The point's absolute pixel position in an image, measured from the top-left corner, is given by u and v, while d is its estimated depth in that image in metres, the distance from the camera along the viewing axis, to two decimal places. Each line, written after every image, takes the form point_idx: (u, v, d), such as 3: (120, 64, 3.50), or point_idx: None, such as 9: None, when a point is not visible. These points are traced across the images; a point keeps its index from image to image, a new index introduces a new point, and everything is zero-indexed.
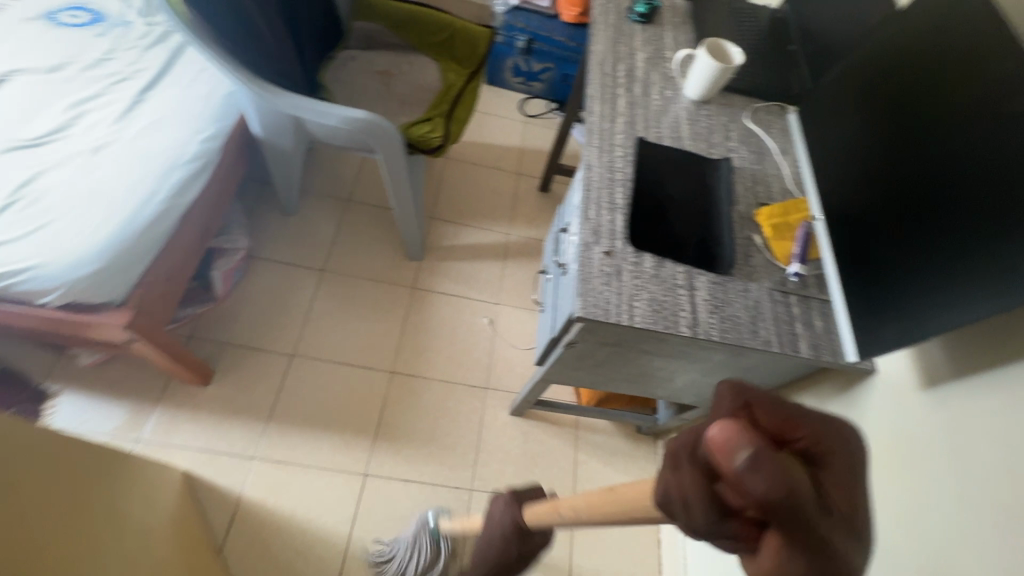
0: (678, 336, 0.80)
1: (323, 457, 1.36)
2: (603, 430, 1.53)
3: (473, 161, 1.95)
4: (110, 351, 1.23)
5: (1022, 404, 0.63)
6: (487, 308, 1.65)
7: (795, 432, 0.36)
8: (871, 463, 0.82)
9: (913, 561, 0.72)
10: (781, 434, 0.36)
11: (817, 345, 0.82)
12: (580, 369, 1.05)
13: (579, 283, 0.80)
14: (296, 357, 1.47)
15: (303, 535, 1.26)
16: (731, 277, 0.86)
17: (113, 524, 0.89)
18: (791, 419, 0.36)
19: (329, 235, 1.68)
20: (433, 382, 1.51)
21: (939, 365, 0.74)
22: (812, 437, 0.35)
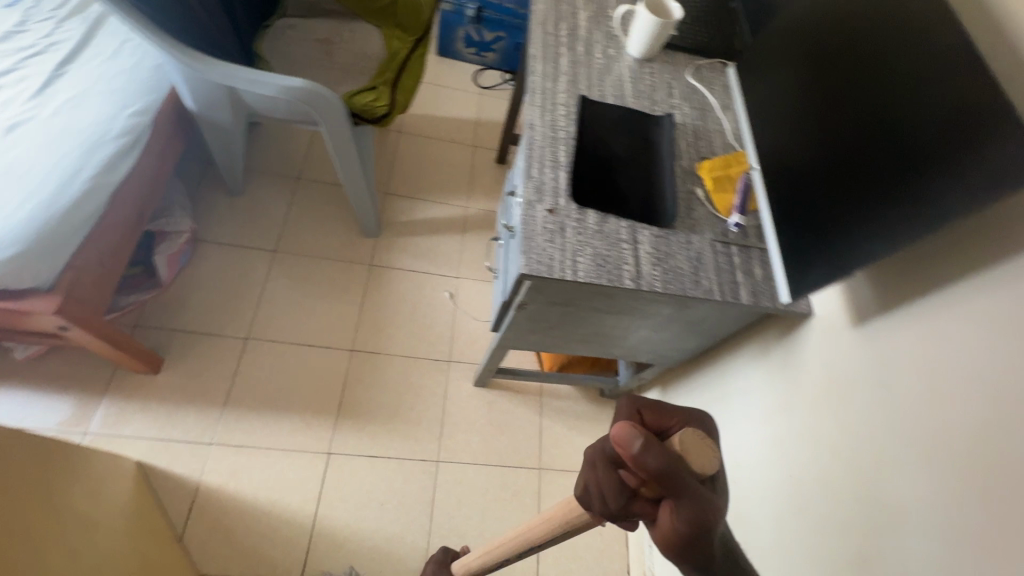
0: (622, 290, 0.80)
1: (283, 439, 1.33)
2: (567, 395, 1.54)
3: (427, 134, 1.91)
4: (46, 342, 1.18)
5: (938, 332, 0.66)
6: (447, 282, 1.64)
7: (667, 424, 0.47)
8: (808, 402, 0.86)
9: (844, 488, 0.76)
10: (660, 427, 0.47)
11: (756, 292, 0.85)
12: (535, 333, 1.06)
13: (523, 241, 0.80)
14: (251, 341, 1.43)
15: (266, 517, 1.25)
16: (674, 230, 0.87)
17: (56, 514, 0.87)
18: (663, 414, 0.47)
19: (280, 215, 1.62)
20: (394, 358, 1.49)
21: (868, 303, 0.77)
22: (679, 423, 0.47)
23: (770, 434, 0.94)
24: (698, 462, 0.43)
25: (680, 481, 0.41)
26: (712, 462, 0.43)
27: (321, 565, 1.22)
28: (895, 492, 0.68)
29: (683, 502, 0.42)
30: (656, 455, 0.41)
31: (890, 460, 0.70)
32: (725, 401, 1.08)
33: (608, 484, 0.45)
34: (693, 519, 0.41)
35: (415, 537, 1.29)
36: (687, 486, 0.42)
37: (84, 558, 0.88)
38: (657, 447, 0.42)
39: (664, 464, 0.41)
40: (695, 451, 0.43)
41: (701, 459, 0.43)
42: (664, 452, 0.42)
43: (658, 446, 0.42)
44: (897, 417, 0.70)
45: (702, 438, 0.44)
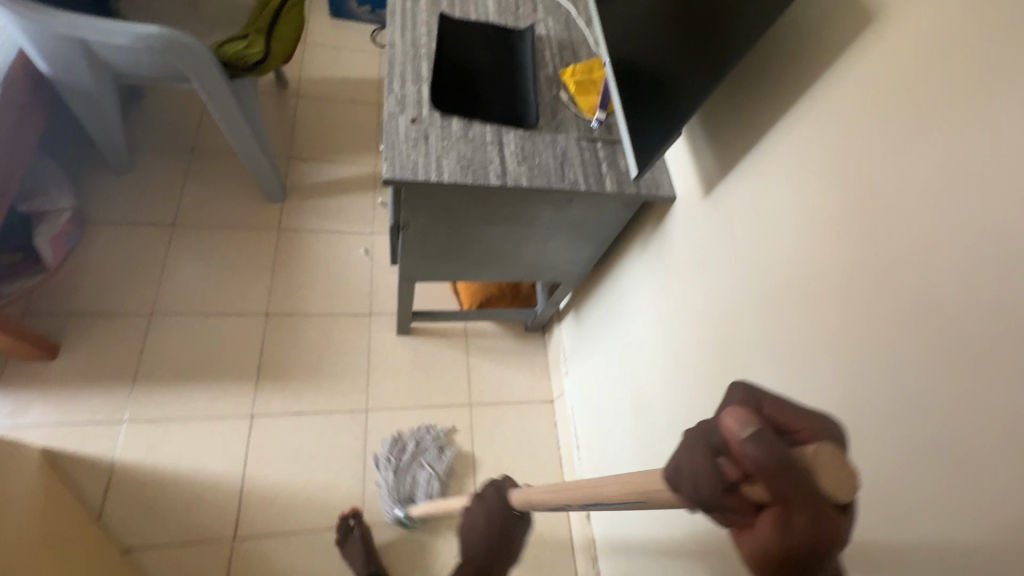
0: (489, 187, 0.83)
1: (202, 407, 1.31)
2: (491, 334, 1.58)
3: (328, 96, 1.87)
4: None
5: (765, 182, 0.72)
6: (361, 239, 1.63)
7: (796, 426, 0.35)
8: (678, 279, 0.92)
9: (710, 347, 0.83)
10: (781, 426, 0.35)
11: (620, 181, 0.89)
12: (430, 257, 1.07)
13: (386, 149, 0.81)
14: (156, 316, 1.39)
15: (190, 485, 1.22)
16: (539, 131, 0.90)
17: None
18: (794, 412, 0.35)
19: (176, 188, 1.56)
20: (313, 317, 1.48)
21: (712, 174, 0.83)
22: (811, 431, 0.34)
23: (655, 319, 1.00)
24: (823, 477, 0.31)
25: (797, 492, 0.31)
26: (852, 487, 0.31)
27: (254, 522, 1.21)
28: (746, 335, 0.75)
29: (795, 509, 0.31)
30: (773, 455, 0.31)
31: (740, 308, 0.76)
32: (620, 303, 1.14)
33: (701, 467, 0.34)
34: (804, 541, 0.30)
35: (350, 484, 1.30)
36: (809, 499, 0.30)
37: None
38: (771, 442, 0.31)
39: (778, 463, 0.31)
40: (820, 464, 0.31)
41: (840, 481, 0.31)
42: (779, 452, 0.31)
43: (773, 440, 0.31)
44: (742, 267, 0.76)
45: (842, 459, 0.32)
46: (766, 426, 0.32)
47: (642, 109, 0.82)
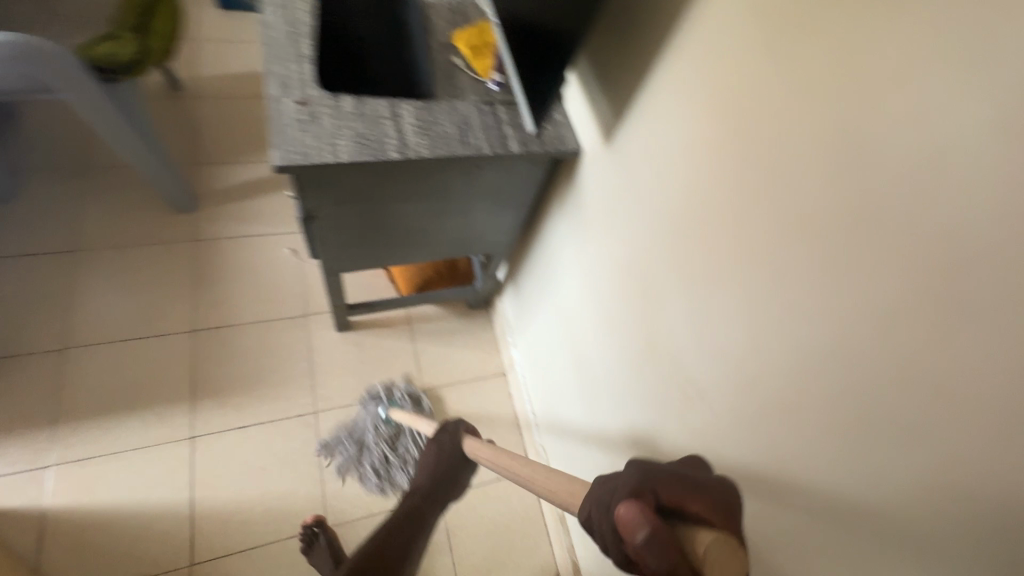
0: (390, 163, 0.80)
1: (136, 437, 1.23)
2: (435, 316, 1.56)
3: (228, 94, 1.76)
4: None
5: (658, 122, 0.74)
6: (286, 239, 1.56)
7: (691, 506, 0.36)
8: (596, 232, 0.93)
9: (632, 292, 0.85)
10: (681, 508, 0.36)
11: (525, 141, 0.88)
12: (350, 246, 1.04)
13: (274, 135, 0.77)
14: (68, 351, 1.29)
15: (134, 520, 1.16)
16: (436, 100, 0.88)
17: None
18: (693, 494, 0.36)
19: (69, 211, 1.44)
20: (245, 326, 1.42)
21: (611, 123, 0.83)
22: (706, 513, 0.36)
23: (582, 275, 1.01)
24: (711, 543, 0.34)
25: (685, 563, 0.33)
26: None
27: (211, 544, 1.17)
28: (661, 273, 0.77)
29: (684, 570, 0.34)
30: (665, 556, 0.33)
31: (653, 249, 0.78)
32: (550, 265, 1.15)
33: (611, 541, 0.38)
34: None
35: (308, 488, 1.27)
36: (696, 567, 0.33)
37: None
38: (663, 544, 0.33)
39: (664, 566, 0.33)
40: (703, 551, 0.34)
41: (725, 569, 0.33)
42: (671, 556, 0.33)
43: (668, 543, 0.33)
44: (649, 209, 0.78)
45: (724, 547, 0.34)
46: (658, 521, 0.34)
47: (533, 65, 0.80)
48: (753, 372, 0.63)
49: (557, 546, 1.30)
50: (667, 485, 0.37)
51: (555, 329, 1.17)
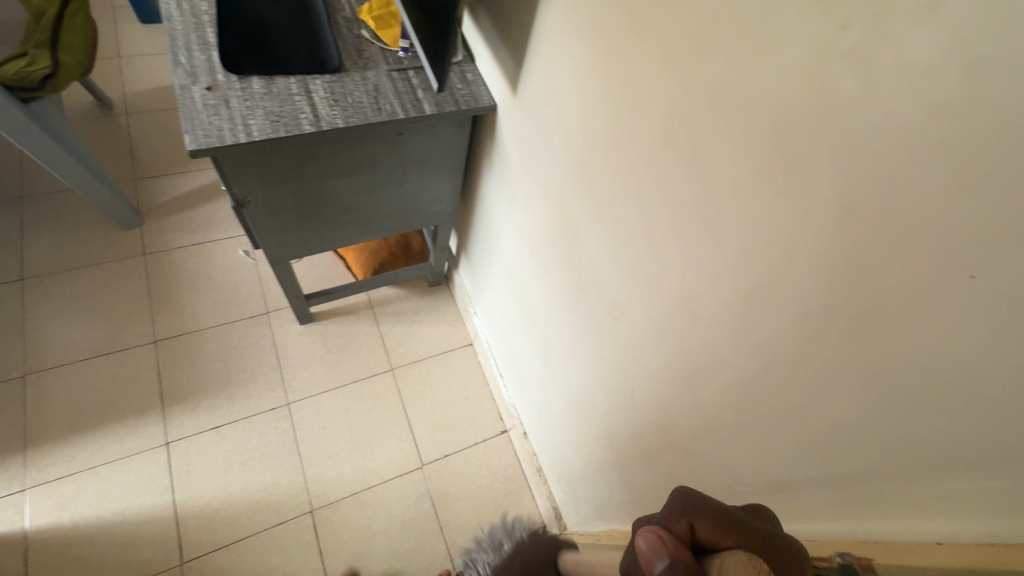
0: (305, 136, 0.83)
1: (110, 451, 1.25)
2: (396, 298, 1.59)
3: (161, 107, 1.75)
4: None
5: (550, 61, 0.77)
6: (238, 242, 1.57)
7: (725, 543, 0.34)
8: (520, 182, 0.96)
9: (556, 231, 0.88)
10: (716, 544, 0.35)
11: (439, 102, 0.91)
12: (289, 231, 1.06)
13: (185, 122, 0.79)
14: (30, 376, 1.29)
15: (119, 530, 1.18)
16: (346, 72, 0.90)
17: None
18: (726, 527, 0.34)
19: (12, 241, 1.43)
20: (208, 331, 1.43)
21: (514, 72, 0.86)
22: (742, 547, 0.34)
23: (516, 228, 1.04)
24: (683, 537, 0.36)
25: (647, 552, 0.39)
26: None
27: (199, 542, 1.19)
28: (575, 206, 0.80)
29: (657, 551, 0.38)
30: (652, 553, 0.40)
31: (566, 184, 0.81)
32: (490, 226, 1.18)
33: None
34: None
35: (290, 477, 1.30)
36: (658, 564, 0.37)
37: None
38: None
39: None
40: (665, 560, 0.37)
41: None
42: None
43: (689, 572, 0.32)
44: (558, 147, 0.81)
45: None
46: (678, 550, 0.33)
47: (431, 23, 0.83)
48: (655, 278, 0.66)
49: (540, 498, 1.35)
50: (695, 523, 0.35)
51: (504, 287, 1.20)
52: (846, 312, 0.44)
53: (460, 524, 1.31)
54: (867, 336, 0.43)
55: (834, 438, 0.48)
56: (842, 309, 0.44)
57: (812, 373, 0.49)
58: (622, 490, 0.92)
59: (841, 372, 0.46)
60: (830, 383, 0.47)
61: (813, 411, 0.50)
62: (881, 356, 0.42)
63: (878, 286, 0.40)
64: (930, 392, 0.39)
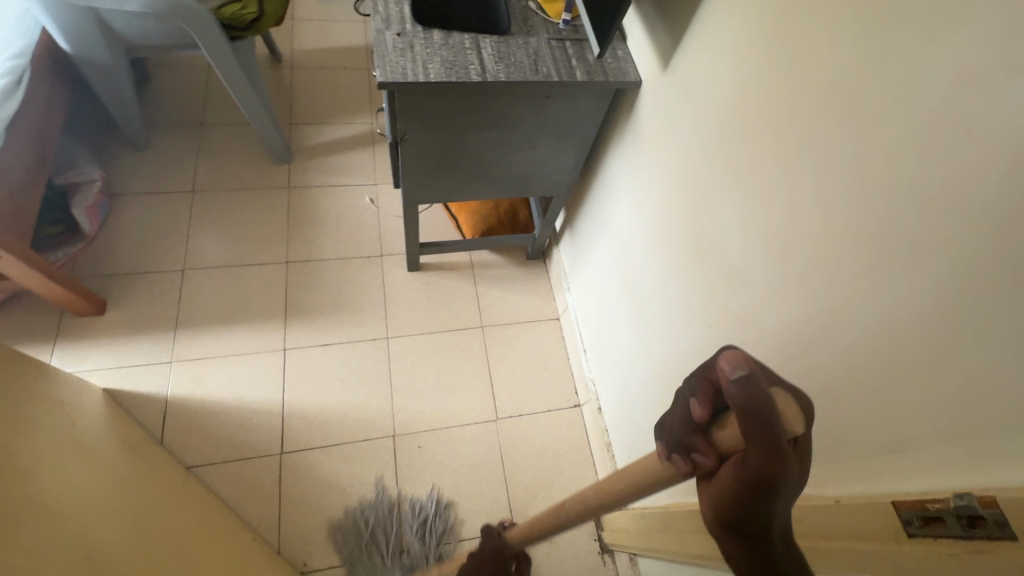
0: (472, 85, 0.93)
1: (240, 345, 1.44)
2: (495, 264, 1.69)
3: (321, 65, 1.98)
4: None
5: (710, 38, 0.82)
6: (366, 191, 1.74)
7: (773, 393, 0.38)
8: (651, 156, 1.02)
9: (682, 202, 0.93)
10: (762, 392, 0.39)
11: (590, 72, 0.99)
12: (430, 175, 1.18)
13: (377, 59, 0.92)
14: (187, 270, 1.52)
15: (237, 412, 1.36)
16: (512, 36, 1.00)
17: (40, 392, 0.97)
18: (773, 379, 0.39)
19: (190, 158, 1.69)
20: (330, 262, 1.60)
21: (669, 50, 0.92)
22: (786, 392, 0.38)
23: (636, 201, 1.10)
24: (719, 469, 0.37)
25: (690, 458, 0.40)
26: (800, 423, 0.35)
27: (297, 438, 1.34)
28: (708, 177, 0.85)
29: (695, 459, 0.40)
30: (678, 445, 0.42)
31: (703, 157, 0.86)
32: (606, 201, 1.24)
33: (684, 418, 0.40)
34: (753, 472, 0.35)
35: (379, 402, 1.42)
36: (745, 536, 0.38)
37: (75, 423, 0.98)
38: (756, 386, 0.35)
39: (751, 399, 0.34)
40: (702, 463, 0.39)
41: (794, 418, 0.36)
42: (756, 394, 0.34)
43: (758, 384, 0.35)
44: (701, 120, 0.86)
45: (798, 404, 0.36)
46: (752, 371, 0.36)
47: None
48: (788, 243, 0.69)
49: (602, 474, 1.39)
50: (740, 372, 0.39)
51: (609, 261, 1.26)
52: (1000, 269, 0.45)
53: (523, 480, 1.38)
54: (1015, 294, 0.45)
55: (954, 398, 0.50)
56: (996, 267, 0.46)
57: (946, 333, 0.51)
58: None
59: (980, 331, 0.48)
60: (966, 343, 0.49)
61: (939, 370, 0.51)
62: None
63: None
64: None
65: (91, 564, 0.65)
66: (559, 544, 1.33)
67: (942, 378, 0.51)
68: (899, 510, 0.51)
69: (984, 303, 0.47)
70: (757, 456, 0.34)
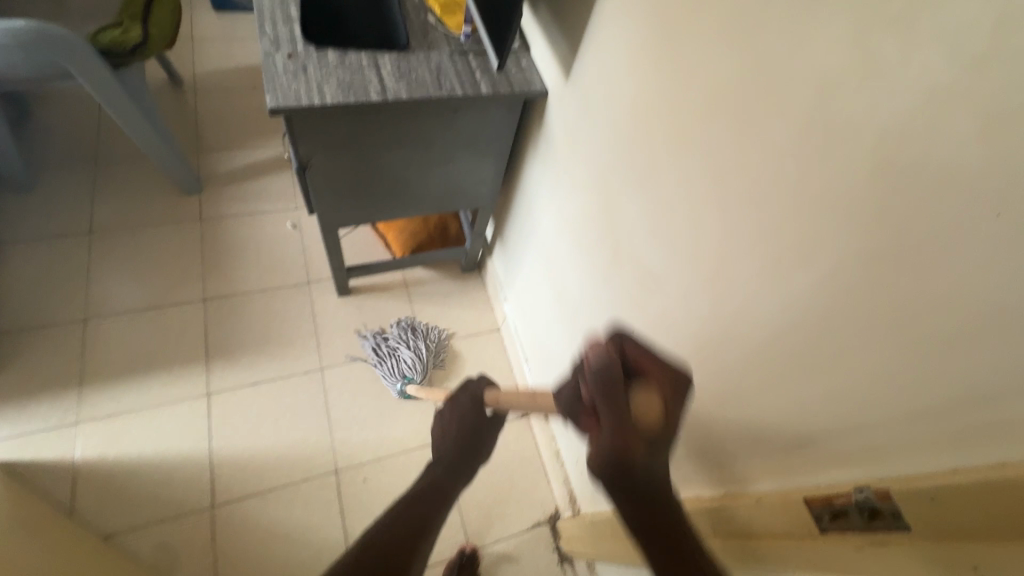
0: (372, 105, 0.90)
1: (156, 394, 1.33)
2: (430, 280, 1.65)
3: (226, 87, 1.87)
4: None
5: (603, 45, 0.82)
6: (287, 215, 1.66)
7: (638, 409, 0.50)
8: (565, 162, 1.01)
9: (596, 207, 0.93)
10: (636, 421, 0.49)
11: (495, 84, 0.98)
12: (345, 199, 1.13)
13: (267, 84, 0.87)
14: (91, 320, 1.39)
15: (159, 468, 1.25)
16: (411, 51, 0.97)
17: None
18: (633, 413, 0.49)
19: (85, 196, 1.55)
20: (253, 294, 1.52)
21: (569, 58, 0.92)
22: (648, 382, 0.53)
23: (556, 208, 1.09)
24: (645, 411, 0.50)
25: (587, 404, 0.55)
26: (647, 405, 0.50)
27: (229, 487, 1.26)
28: (617, 183, 0.85)
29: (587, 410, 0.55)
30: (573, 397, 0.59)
31: (610, 163, 0.86)
32: (530, 210, 1.23)
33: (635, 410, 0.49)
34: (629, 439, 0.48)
35: (318, 437, 1.36)
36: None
37: None
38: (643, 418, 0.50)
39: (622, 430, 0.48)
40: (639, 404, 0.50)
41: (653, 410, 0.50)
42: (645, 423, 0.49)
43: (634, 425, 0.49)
44: (604, 127, 0.86)
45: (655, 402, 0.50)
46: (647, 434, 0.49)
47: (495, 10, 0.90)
48: (692, 245, 0.70)
49: (555, 482, 1.39)
50: (645, 407, 0.50)
51: (539, 268, 1.25)
52: (876, 262, 0.47)
53: (475, 500, 1.35)
54: (889, 283, 0.46)
55: (847, 390, 0.51)
56: (873, 259, 0.47)
57: (832, 326, 0.52)
58: None
59: (859, 324, 0.49)
60: (851, 334, 0.50)
61: (830, 361, 0.53)
62: (902, 303, 0.45)
63: (904, 235, 0.44)
64: (943, 332, 0.42)
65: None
66: (518, 559, 1.31)
67: (833, 369, 0.53)
68: (811, 506, 0.52)
69: (862, 296, 0.49)
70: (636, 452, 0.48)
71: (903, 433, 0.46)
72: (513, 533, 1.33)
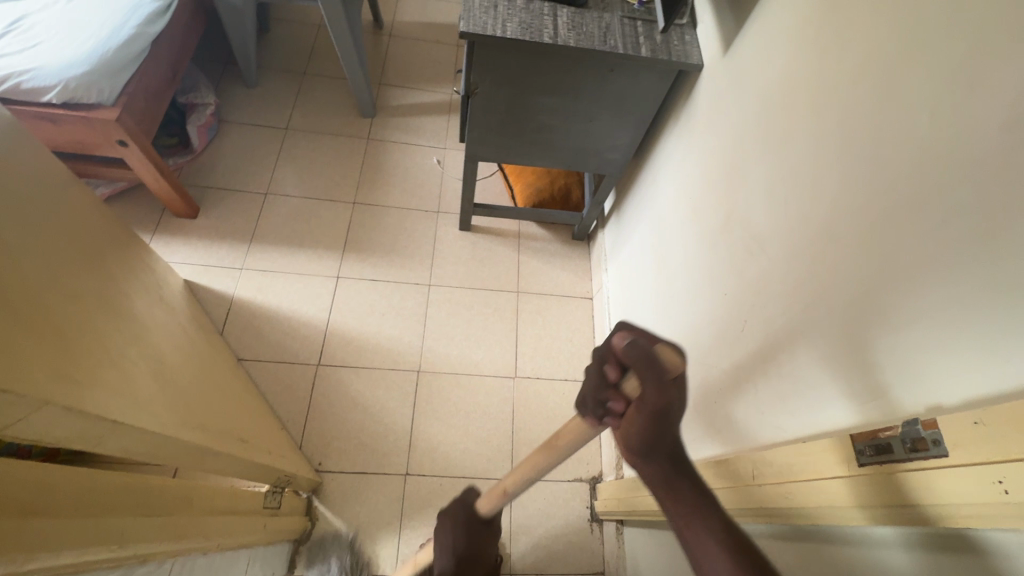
0: (543, 46, 1.02)
1: (300, 265, 1.60)
2: (540, 237, 1.77)
3: (416, 36, 2.15)
4: (118, 176, 1.46)
5: (769, 20, 0.87)
6: (435, 152, 1.88)
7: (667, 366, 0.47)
8: (701, 134, 1.07)
9: (720, 176, 0.98)
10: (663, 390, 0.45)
11: (655, 50, 1.06)
12: (493, 132, 1.28)
13: (463, 13, 1.03)
14: (270, 195, 1.71)
15: (287, 322, 1.51)
16: (588, 9, 1.09)
17: (144, 254, 1.14)
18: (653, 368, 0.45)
19: (291, 100, 1.89)
20: (391, 209, 1.74)
21: (732, 35, 0.97)
22: None
23: (682, 179, 1.15)
24: (672, 366, 0.46)
25: (653, 365, 0.45)
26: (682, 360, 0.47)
27: (335, 354, 1.48)
28: (747, 153, 0.89)
29: (652, 381, 0.45)
30: (637, 353, 0.45)
31: (745, 134, 0.90)
32: (656, 182, 1.30)
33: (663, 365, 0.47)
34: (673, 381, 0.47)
35: (411, 339, 1.54)
36: (767, 566, 0.42)
37: (161, 289, 1.15)
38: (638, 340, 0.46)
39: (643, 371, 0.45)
40: (668, 353, 0.46)
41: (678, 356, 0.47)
42: (641, 346, 0.46)
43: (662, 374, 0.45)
44: (748, 98, 0.91)
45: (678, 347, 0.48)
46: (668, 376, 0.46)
47: None
48: (802, 208, 0.73)
49: (606, 447, 1.44)
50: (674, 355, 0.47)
51: (649, 239, 1.31)
52: (973, 220, 0.48)
53: (528, 437, 1.45)
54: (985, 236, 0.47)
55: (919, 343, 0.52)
56: (970, 217, 0.49)
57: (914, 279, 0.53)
58: (697, 430, 0.97)
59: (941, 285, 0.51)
60: (932, 291, 0.51)
61: (906, 316, 0.54)
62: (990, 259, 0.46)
63: (1010, 187, 0.45)
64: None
65: (172, 371, 0.78)
66: (551, 502, 1.38)
67: (906, 323, 0.53)
68: (854, 441, 0.53)
69: (945, 254, 0.51)
70: (651, 388, 0.45)
71: (967, 387, 0.47)
72: (553, 478, 1.41)
